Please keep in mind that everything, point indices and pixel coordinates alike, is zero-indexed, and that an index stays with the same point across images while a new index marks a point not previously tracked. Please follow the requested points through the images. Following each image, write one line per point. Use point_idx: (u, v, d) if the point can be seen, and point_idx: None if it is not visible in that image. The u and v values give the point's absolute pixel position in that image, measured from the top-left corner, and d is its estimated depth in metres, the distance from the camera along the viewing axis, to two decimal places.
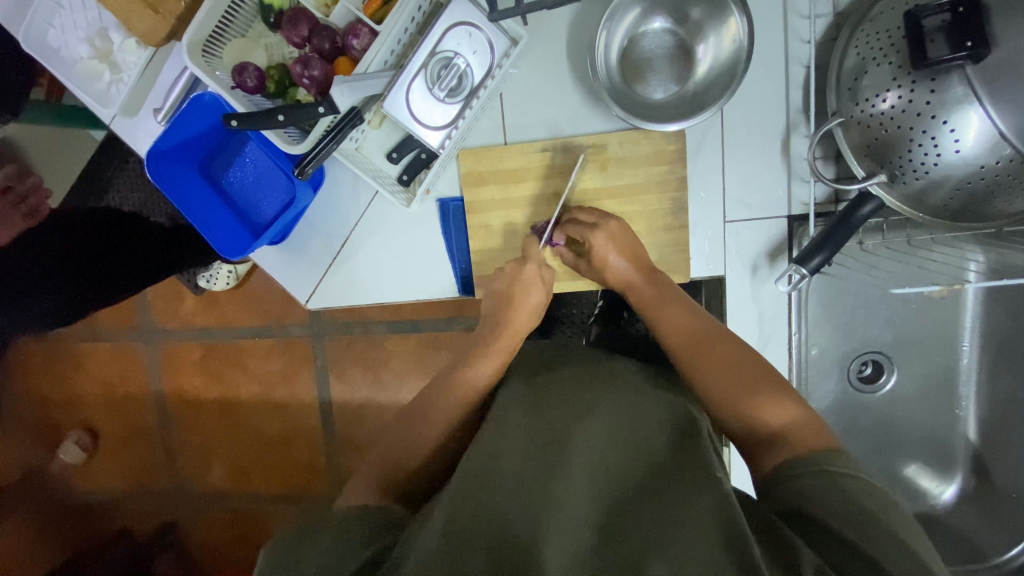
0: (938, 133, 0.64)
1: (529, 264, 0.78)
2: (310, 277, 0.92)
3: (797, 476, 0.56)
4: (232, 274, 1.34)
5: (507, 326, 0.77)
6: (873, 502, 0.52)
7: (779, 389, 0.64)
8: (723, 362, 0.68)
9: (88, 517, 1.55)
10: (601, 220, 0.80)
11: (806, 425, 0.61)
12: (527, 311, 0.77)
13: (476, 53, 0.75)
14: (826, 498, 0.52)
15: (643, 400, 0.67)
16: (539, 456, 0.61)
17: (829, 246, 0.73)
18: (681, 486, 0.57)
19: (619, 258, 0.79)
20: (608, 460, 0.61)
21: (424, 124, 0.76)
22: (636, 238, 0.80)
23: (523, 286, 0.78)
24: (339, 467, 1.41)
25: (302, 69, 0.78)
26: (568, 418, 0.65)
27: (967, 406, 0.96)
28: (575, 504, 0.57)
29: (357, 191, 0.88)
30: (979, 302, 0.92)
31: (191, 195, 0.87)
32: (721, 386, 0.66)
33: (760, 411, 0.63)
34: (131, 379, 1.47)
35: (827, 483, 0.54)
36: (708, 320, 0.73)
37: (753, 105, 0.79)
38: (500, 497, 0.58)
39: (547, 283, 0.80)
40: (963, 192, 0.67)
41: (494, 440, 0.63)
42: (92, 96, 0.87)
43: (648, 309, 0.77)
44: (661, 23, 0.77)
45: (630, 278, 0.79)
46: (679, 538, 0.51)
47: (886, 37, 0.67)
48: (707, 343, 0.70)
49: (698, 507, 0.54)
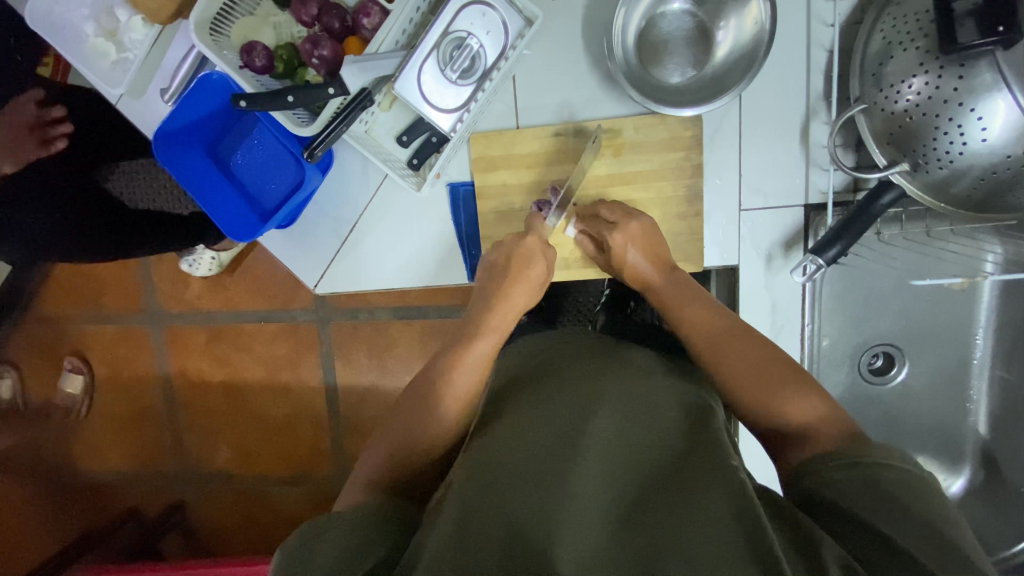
0: (965, 121, 0.62)
1: (529, 237, 0.77)
2: (317, 262, 0.91)
3: (830, 469, 0.55)
4: (215, 261, 1.33)
5: (504, 304, 0.76)
6: (907, 495, 0.50)
7: (804, 384, 0.64)
8: (746, 358, 0.67)
9: (96, 497, 1.56)
10: (622, 219, 0.78)
11: (833, 421, 0.60)
12: (527, 285, 0.77)
13: (489, 34, 0.73)
14: (857, 493, 0.51)
15: (654, 388, 0.66)
16: (551, 445, 0.59)
17: (847, 236, 0.72)
18: (694, 480, 0.56)
19: (637, 256, 0.78)
20: (620, 449, 0.60)
21: (435, 106, 0.75)
22: (654, 231, 0.79)
23: (525, 256, 0.77)
24: (345, 449, 1.42)
25: (312, 49, 0.76)
26: (580, 406, 0.63)
27: (977, 399, 0.95)
28: (588, 496, 0.56)
29: (366, 175, 0.86)
30: (994, 296, 0.91)
31: (198, 175, 0.86)
32: (749, 388, 0.65)
33: (785, 408, 0.62)
34: (137, 360, 1.48)
35: (860, 477, 0.52)
36: (727, 314, 0.72)
37: (771, 90, 0.77)
38: (513, 489, 0.56)
39: (549, 259, 0.79)
40: (987, 183, 0.65)
41: (508, 433, 0.62)
42: (98, 75, 0.85)
43: (668, 307, 0.75)
44: (680, 5, 0.74)
45: (649, 277, 0.78)
46: (694, 538, 0.50)
47: (914, 20, 0.65)
48: (729, 338, 0.69)
49: (715, 501, 0.53)
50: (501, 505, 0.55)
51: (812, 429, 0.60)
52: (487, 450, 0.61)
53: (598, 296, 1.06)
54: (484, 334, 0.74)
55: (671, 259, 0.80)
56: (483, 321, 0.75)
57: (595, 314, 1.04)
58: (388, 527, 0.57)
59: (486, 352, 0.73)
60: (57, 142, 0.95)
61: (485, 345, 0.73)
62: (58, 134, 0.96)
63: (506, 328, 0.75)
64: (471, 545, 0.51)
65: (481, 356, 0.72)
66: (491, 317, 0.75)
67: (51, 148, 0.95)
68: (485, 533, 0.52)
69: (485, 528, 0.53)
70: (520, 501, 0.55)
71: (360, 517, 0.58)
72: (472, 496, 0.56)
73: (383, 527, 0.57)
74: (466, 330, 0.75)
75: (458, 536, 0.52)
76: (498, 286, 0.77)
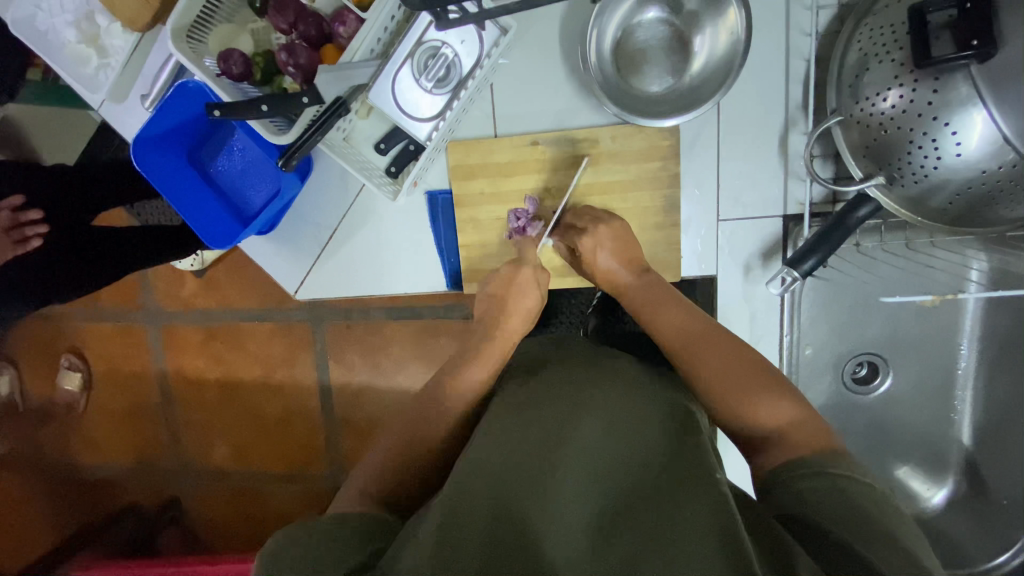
0: (939, 136, 0.62)
1: (524, 268, 0.79)
2: (298, 268, 0.92)
3: (798, 478, 0.54)
4: (197, 260, 1.35)
5: (499, 333, 0.75)
6: (872, 505, 0.50)
7: (778, 388, 0.62)
8: (720, 360, 0.65)
9: (93, 492, 1.58)
10: (590, 225, 0.78)
11: (806, 428, 0.58)
12: (521, 315, 0.77)
13: (464, 43, 0.73)
14: (825, 502, 0.51)
15: (640, 397, 0.66)
16: (535, 450, 0.58)
17: (823, 248, 0.72)
18: (677, 490, 0.55)
19: (608, 259, 0.77)
20: (605, 455, 0.59)
21: (411, 116, 0.75)
22: (625, 233, 0.78)
23: (517, 290, 0.78)
24: (337, 448, 1.43)
25: (288, 57, 0.76)
26: (563, 413, 0.62)
27: (962, 410, 0.95)
28: (571, 503, 0.55)
29: (345, 182, 0.87)
30: (980, 307, 0.90)
31: (179, 182, 0.85)
32: (722, 395, 0.63)
33: (755, 413, 0.61)
34: (133, 358, 1.49)
35: (829, 486, 0.52)
36: (701, 316, 0.71)
37: (750, 100, 0.77)
38: (496, 489, 0.55)
39: (543, 284, 0.80)
40: (964, 198, 0.65)
41: (491, 442, 0.60)
42: (80, 81, 0.86)
43: (640, 312, 0.74)
44: (656, 13, 0.74)
45: (622, 280, 0.77)
46: (675, 545, 0.49)
47: (890, 32, 0.64)
48: (706, 344, 0.67)
49: (695, 510, 0.52)
50: (485, 506, 0.54)
51: (779, 435, 0.58)
52: (468, 454, 0.59)
53: (590, 298, 1.04)
54: (477, 361, 0.73)
55: (644, 261, 0.78)
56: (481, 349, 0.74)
57: (586, 316, 1.03)
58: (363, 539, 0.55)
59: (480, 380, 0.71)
60: (33, 242, 1.06)
61: (476, 372, 0.71)
62: (31, 234, 1.06)
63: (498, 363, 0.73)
64: (454, 543, 0.50)
65: (473, 383, 0.71)
66: (485, 343, 0.74)
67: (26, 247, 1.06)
68: (467, 535, 0.51)
69: (466, 530, 0.51)
70: (502, 501, 0.54)
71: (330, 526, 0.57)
72: (456, 495, 0.54)
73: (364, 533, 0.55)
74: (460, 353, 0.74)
75: (438, 539, 0.50)
76: (492, 315, 0.78)
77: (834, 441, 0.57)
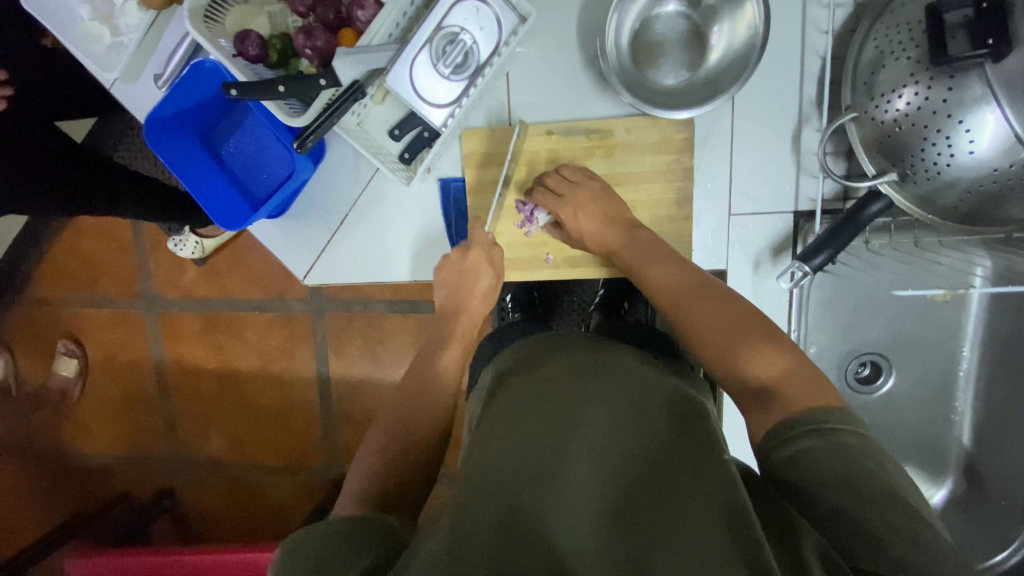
0: (953, 133, 0.62)
1: (473, 249, 0.80)
2: (307, 254, 0.92)
3: (793, 441, 0.53)
4: (198, 247, 1.34)
5: (461, 315, 0.79)
6: (871, 463, 0.49)
7: (771, 339, 0.61)
8: (714, 313, 0.65)
9: (85, 481, 1.56)
10: (568, 189, 0.78)
11: (799, 375, 0.58)
12: (479, 297, 0.79)
13: (483, 29, 0.73)
14: (821, 465, 0.50)
15: (645, 385, 0.64)
16: (541, 447, 0.58)
17: (834, 243, 0.72)
18: (683, 476, 0.54)
19: (592, 224, 0.77)
20: (614, 441, 0.58)
21: (428, 101, 0.74)
22: (608, 198, 0.78)
23: (469, 273, 0.80)
24: (334, 440, 1.42)
25: (305, 39, 0.76)
26: (569, 408, 0.61)
27: (963, 411, 0.95)
28: (581, 494, 0.55)
29: (358, 169, 0.86)
30: (983, 309, 0.90)
31: (189, 162, 0.85)
32: (715, 347, 0.63)
33: (747, 366, 0.60)
34: (130, 345, 1.48)
35: (826, 446, 0.51)
36: (698, 274, 0.70)
37: (765, 95, 0.77)
38: (504, 490, 0.55)
39: (496, 267, 0.81)
40: (974, 196, 0.65)
41: (498, 441, 0.59)
42: (92, 59, 0.85)
43: (634, 268, 0.75)
44: (675, 6, 0.74)
45: (613, 244, 0.77)
46: (683, 537, 0.49)
47: (906, 30, 0.65)
48: (697, 296, 0.67)
49: (702, 496, 0.51)
50: (495, 507, 0.54)
51: (774, 385, 0.58)
52: (475, 453, 0.60)
53: (592, 296, 1.05)
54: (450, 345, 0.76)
55: (635, 219, 0.78)
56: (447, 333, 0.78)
57: (588, 313, 1.04)
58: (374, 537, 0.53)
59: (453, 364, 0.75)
60: None
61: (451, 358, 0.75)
62: None
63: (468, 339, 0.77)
64: (465, 542, 0.51)
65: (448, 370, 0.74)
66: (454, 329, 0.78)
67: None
68: (478, 540, 0.51)
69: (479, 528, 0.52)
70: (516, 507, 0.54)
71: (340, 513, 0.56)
72: (467, 503, 0.55)
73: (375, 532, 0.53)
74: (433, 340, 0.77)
75: (450, 545, 0.50)
76: (454, 297, 0.80)
77: (832, 393, 0.56)
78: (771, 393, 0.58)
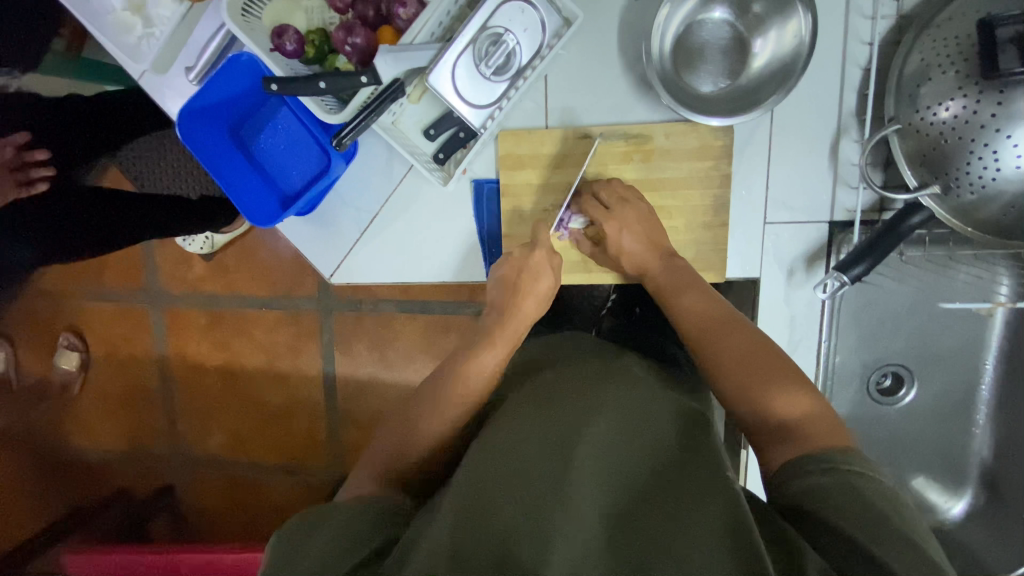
0: (1001, 147, 0.63)
1: (538, 250, 0.78)
2: (335, 252, 0.91)
3: (806, 474, 0.53)
4: (207, 242, 1.33)
5: (511, 313, 0.73)
6: (885, 503, 0.49)
7: (797, 380, 0.61)
8: (737, 352, 0.64)
9: (85, 476, 1.53)
10: (617, 205, 0.79)
11: (824, 420, 0.57)
12: (536, 297, 0.76)
13: (526, 31, 0.72)
14: (835, 499, 0.50)
15: (650, 399, 0.63)
16: (546, 450, 0.56)
17: (874, 254, 0.72)
18: (688, 489, 0.53)
19: (632, 241, 0.78)
20: (618, 451, 0.57)
21: (469, 102, 0.74)
22: (651, 218, 0.79)
23: (532, 272, 0.77)
24: (339, 440, 1.41)
25: (346, 35, 0.75)
26: (575, 414, 0.59)
27: (983, 424, 0.96)
28: (582, 499, 0.52)
29: (390, 167, 0.86)
30: (1007, 323, 0.91)
31: (218, 154, 0.84)
32: (738, 382, 0.62)
33: (772, 402, 0.60)
34: (135, 340, 1.46)
35: (840, 483, 0.51)
36: (723, 305, 0.70)
37: (805, 104, 0.77)
38: (506, 488, 0.53)
39: (557, 268, 0.79)
40: (1017, 210, 0.66)
41: (504, 441, 0.57)
42: (121, 50, 0.84)
43: (667, 292, 0.75)
44: (721, 13, 0.74)
45: (649, 265, 0.78)
46: (686, 548, 0.48)
47: (954, 44, 0.65)
48: (726, 329, 0.67)
49: (706, 511, 0.51)
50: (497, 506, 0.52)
51: (799, 426, 0.57)
52: (478, 450, 0.57)
53: (604, 301, 1.03)
54: (493, 341, 0.70)
55: (669, 246, 0.79)
56: (496, 333, 0.71)
57: (600, 319, 1.02)
58: (375, 526, 0.55)
59: (497, 364, 0.69)
60: (37, 185, 0.93)
61: (494, 355, 0.68)
62: (37, 177, 0.93)
63: (516, 339, 0.71)
64: (467, 546, 0.48)
65: (486, 369, 0.68)
66: (499, 328, 0.71)
67: (29, 191, 0.92)
68: (480, 543, 0.49)
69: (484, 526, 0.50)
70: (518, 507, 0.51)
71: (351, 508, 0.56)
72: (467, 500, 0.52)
73: (373, 521, 0.56)
74: (473, 340, 0.71)
75: (452, 550, 0.48)
76: (509, 297, 0.75)
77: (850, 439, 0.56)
78: (801, 432, 0.57)
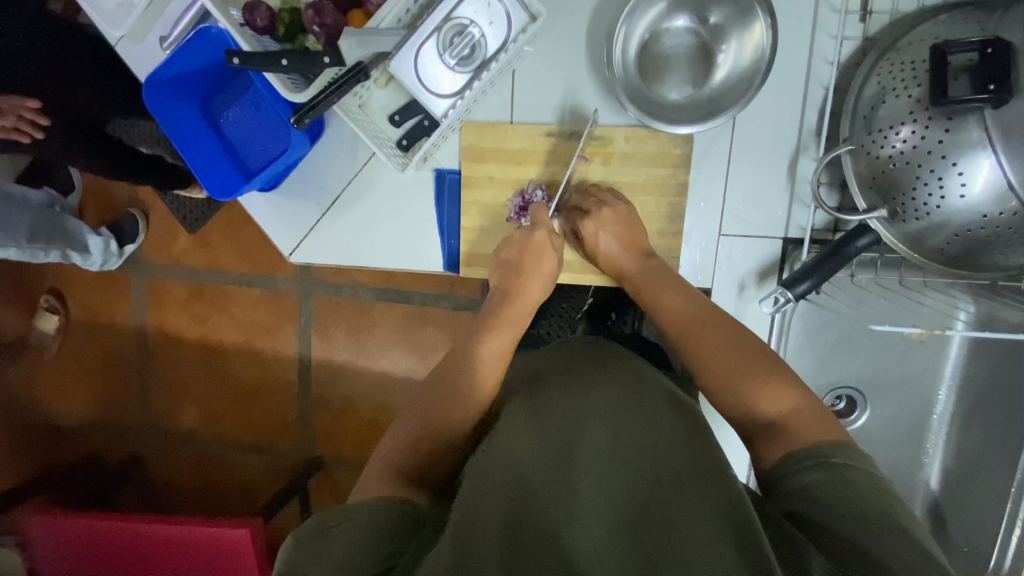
0: (946, 175, 0.63)
1: (539, 230, 0.77)
2: (296, 230, 0.91)
3: (800, 472, 0.53)
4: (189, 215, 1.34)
5: (520, 296, 0.75)
6: (878, 497, 0.49)
7: (779, 373, 0.60)
8: (720, 344, 0.63)
9: (53, 441, 1.50)
10: (594, 207, 0.78)
11: (810, 414, 0.57)
12: (540, 279, 0.76)
13: (492, 24, 0.73)
14: (830, 495, 0.49)
15: (647, 395, 0.61)
16: (547, 451, 0.56)
17: (819, 273, 0.72)
18: (690, 485, 0.52)
19: (610, 243, 0.77)
20: (616, 451, 0.56)
21: (431, 90, 0.75)
22: (629, 218, 0.77)
23: (534, 251, 0.77)
24: (309, 422, 1.38)
25: (315, 15, 0.76)
26: (571, 416, 0.59)
27: (934, 453, 0.94)
28: (585, 502, 0.52)
29: (354, 150, 0.86)
30: (963, 353, 0.90)
31: (187, 129, 0.85)
32: (717, 374, 0.62)
33: (752, 400, 0.59)
34: (113, 308, 1.42)
35: (832, 478, 0.51)
36: (706, 303, 0.69)
37: (767, 119, 0.78)
38: (502, 486, 0.53)
39: (558, 252, 0.78)
40: (961, 240, 0.66)
41: (501, 435, 0.58)
42: (102, 16, 0.82)
43: (644, 294, 0.73)
44: (684, 22, 0.74)
45: (624, 266, 0.77)
46: (692, 544, 0.47)
47: (910, 68, 0.66)
48: (707, 324, 0.65)
49: (705, 507, 0.50)
50: (502, 495, 0.52)
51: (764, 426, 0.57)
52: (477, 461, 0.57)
53: (580, 304, 1.01)
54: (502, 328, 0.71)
55: (647, 246, 0.78)
56: (503, 314, 0.73)
57: (576, 321, 1.01)
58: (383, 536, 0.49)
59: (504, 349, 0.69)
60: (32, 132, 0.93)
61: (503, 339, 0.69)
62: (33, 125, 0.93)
63: (524, 321, 0.73)
64: (471, 537, 0.48)
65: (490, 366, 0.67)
66: (510, 311, 0.73)
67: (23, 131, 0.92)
68: (485, 529, 0.49)
69: (478, 524, 0.49)
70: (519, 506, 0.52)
71: (365, 510, 0.51)
72: (471, 488, 0.52)
73: (395, 530, 0.50)
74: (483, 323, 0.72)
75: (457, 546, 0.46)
76: (511, 280, 0.76)
77: (837, 429, 0.56)
78: (774, 430, 0.57)
